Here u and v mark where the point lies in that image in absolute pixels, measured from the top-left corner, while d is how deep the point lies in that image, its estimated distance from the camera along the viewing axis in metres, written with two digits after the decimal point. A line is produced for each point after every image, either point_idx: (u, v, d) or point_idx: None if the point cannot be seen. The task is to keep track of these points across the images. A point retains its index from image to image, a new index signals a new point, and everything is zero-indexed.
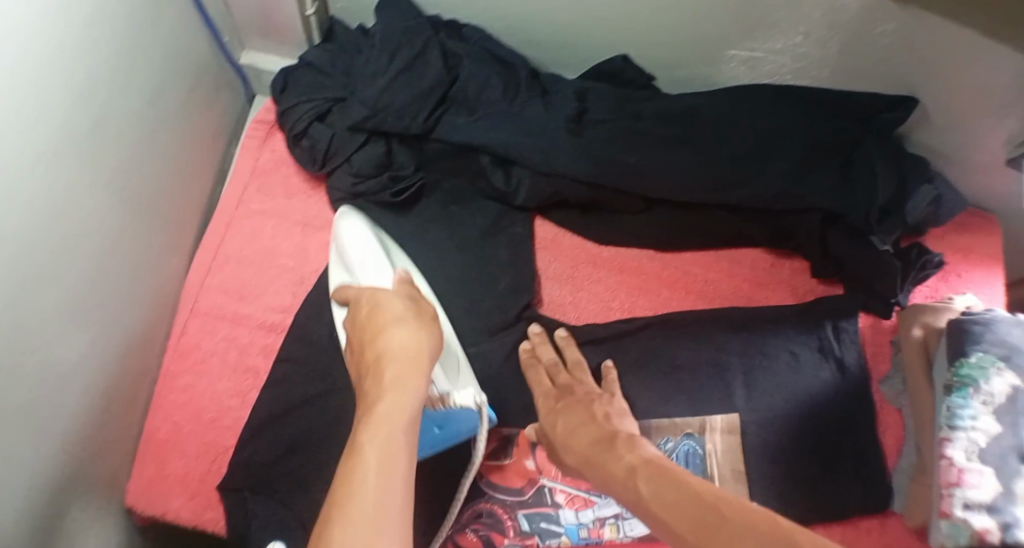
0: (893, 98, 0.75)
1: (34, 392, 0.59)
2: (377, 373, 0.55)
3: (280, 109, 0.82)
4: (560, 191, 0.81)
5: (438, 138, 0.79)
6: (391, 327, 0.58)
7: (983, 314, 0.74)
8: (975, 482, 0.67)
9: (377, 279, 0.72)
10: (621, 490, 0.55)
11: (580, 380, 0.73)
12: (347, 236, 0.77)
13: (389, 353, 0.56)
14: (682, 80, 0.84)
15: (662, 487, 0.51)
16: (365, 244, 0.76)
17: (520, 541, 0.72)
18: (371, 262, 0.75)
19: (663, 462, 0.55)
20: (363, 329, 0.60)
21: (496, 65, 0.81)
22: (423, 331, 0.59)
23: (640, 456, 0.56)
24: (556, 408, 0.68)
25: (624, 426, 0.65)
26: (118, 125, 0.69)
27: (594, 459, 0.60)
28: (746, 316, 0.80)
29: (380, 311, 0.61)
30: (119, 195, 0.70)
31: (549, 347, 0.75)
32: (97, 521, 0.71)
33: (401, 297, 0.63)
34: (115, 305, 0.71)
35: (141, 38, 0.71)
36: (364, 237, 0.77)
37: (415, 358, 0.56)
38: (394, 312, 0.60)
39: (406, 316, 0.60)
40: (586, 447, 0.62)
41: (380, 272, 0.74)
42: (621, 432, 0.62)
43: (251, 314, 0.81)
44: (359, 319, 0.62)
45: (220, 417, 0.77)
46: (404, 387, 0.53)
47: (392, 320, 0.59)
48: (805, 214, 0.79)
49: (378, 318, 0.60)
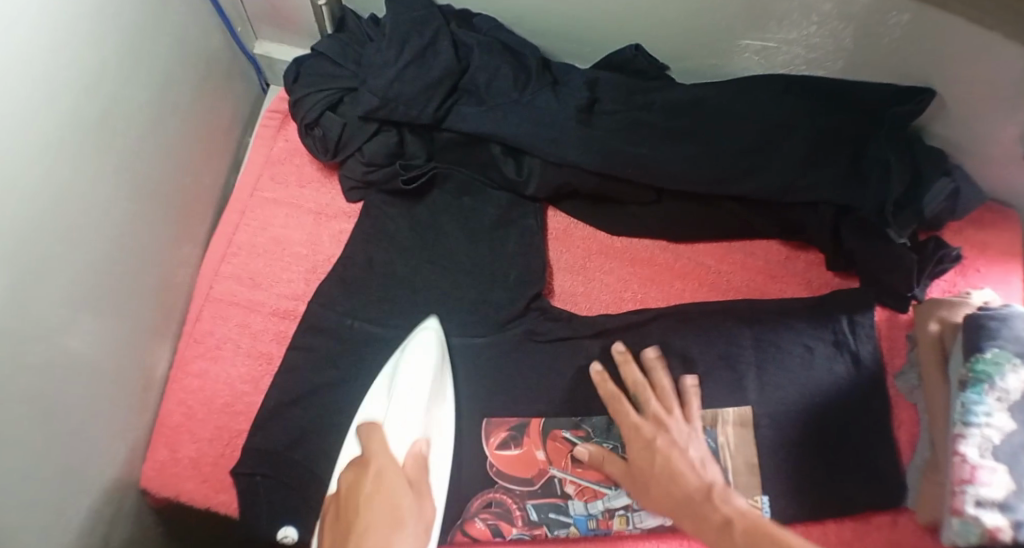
0: (911, 89, 0.74)
1: (46, 379, 0.61)
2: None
3: (291, 99, 0.81)
4: (570, 181, 0.80)
5: (448, 127, 0.79)
6: (372, 504, 0.62)
7: (1000, 309, 0.73)
8: (987, 480, 0.67)
9: (400, 437, 0.69)
10: (717, 541, 0.57)
11: (656, 420, 0.70)
12: (406, 361, 0.72)
13: (368, 515, 0.61)
14: (694, 70, 0.83)
15: (759, 546, 0.54)
16: (420, 378, 0.71)
17: (529, 530, 0.72)
18: (405, 411, 0.70)
19: (765, 524, 0.56)
20: (351, 494, 0.63)
21: (507, 55, 0.80)
22: (405, 529, 0.61)
23: (725, 515, 0.58)
24: (647, 444, 0.68)
25: (712, 476, 0.64)
26: (128, 116, 0.69)
27: (688, 509, 0.61)
28: (758, 308, 0.79)
29: (378, 476, 0.65)
30: (129, 186, 0.71)
31: (637, 369, 0.73)
32: (112, 503, 0.73)
33: (398, 472, 0.66)
34: (127, 293, 0.72)
35: (150, 32, 0.71)
36: (418, 370, 0.72)
37: (396, 514, 0.62)
38: (386, 487, 0.64)
39: (398, 513, 0.62)
40: (681, 499, 0.62)
41: (410, 423, 0.70)
42: (711, 493, 0.61)
43: (263, 301, 0.81)
44: (346, 491, 0.64)
45: (232, 402, 0.78)
46: (390, 526, 0.61)
47: (375, 497, 0.63)
48: (817, 207, 0.78)
49: (371, 497, 0.63)
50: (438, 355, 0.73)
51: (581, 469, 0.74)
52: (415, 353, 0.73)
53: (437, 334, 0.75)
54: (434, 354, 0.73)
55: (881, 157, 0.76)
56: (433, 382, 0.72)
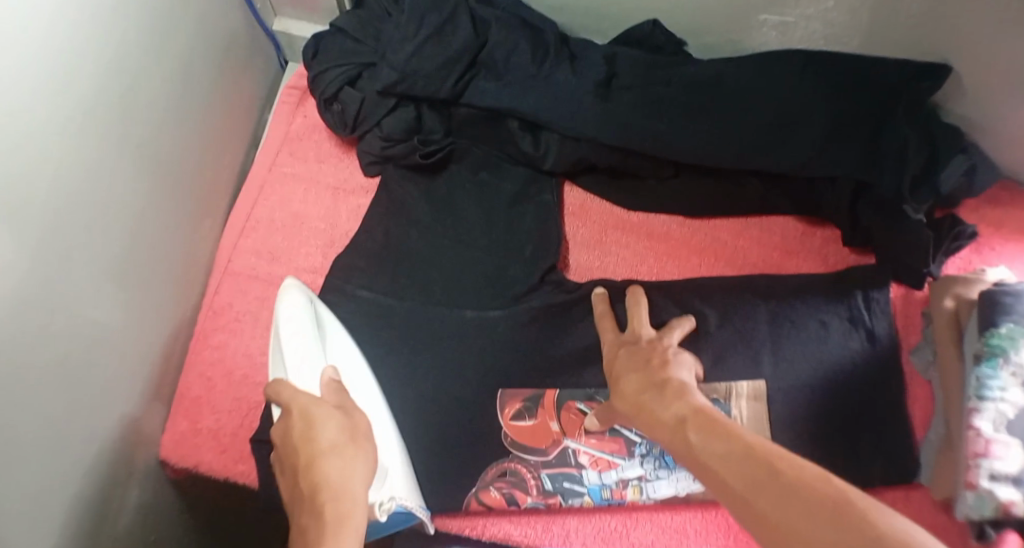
0: (924, 65, 0.75)
1: (70, 340, 0.62)
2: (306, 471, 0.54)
3: (310, 74, 0.82)
4: (587, 156, 0.80)
5: (465, 103, 0.79)
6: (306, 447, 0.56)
7: (1013, 285, 0.73)
8: (1002, 454, 0.68)
9: (308, 380, 0.68)
10: (672, 432, 0.53)
11: (641, 333, 0.71)
12: (282, 319, 0.71)
13: (308, 460, 0.55)
14: (712, 46, 0.84)
15: (712, 436, 0.49)
16: (301, 325, 0.71)
17: (543, 499, 0.73)
18: (303, 357, 0.69)
19: (713, 413, 0.52)
20: (284, 444, 0.57)
21: (525, 31, 0.80)
22: (341, 462, 0.55)
23: (691, 405, 0.54)
24: (619, 354, 0.69)
25: (682, 375, 0.62)
26: (152, 87, 0.70)
27: (646, 402, 0.59)
28: (774, 284, 0.80)
29: (305, 419, 0.59)
30: (153, 156, 0.72)
31: (641, 293, 0.75)
32: (133, 470, 0.74)
33: (314, 405, 0.60)
34: (149, 262, 0.73)
35: (173, 7, 0.72)
36: (292, 323, 0.71)
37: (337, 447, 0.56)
38: (313, 427, 0.58)
39: (342, 445, 0.57)
40: (636, 394, 0.61)
41: (312, 367, 0.68)
42: (678, 381, 0.60)
43: (282, 275, 0.82)
44: (281, 440, 0.58)
45: (252, 374, 0.79)
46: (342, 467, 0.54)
47: (306, 449, 0.56)
48: (834, 182, 0.79)
49: (305, 438, 0.57)
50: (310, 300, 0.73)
51: (596, 440, 0.75)
52: (291, 306, 0.72)
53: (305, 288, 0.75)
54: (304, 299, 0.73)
55: (898, 135, 0.75)
56: (313, 325, 0.72)
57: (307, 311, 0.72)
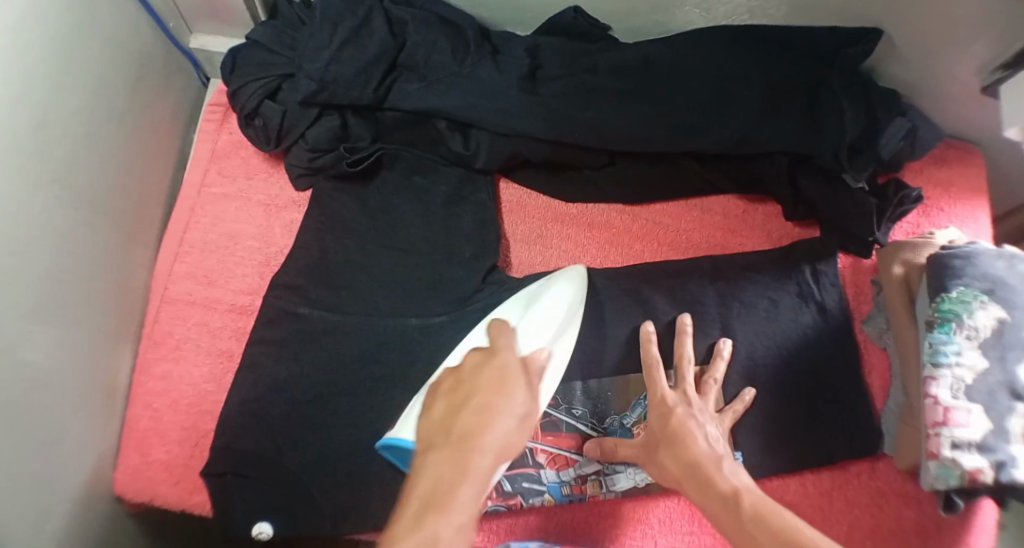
0: (854, 31, 0.73)
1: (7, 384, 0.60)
2: (467, 401, 0.49)
3: (229, 90, 0.80)
4: (520, 151, 0.79)
5: (389, 107, 0.78)
6: (486, 388, 0.50)
7: (964, 247, 0.71)
8: (963, 421, 0.66)
9: (528, 342, 0.67)
10: (722, 513, 0.55)
11: (684, 395, 0.68)
12: (547, 298, 0.71)
13: (485, 401, 0.49)
14: (638, 29, 0.82)
15: (760, 521, 0.51)
16: (551, 317, 0.70)
17: (503, 501, 0.72)
18: (537, 327, 0.69)
19: (767, 499, 0.53)
20: (455, 377, 0.53)
21: (444, 28, 0.78)
22: (512, 408, 0.49)
23: (734, 485, 0.56)
24: (665, 408, 0.67)
25: (723, 450, 0.62)
26: (64, 118, 0.68)
27: (695, 475, 0.59)
28: (722, 265, 0.78)
29: (506, 384, 0.51)
30: (73, 189, 0.70)
31: (687, 341, 0.72)
32: (86, 512, 0.72)
33: (516, 372, 0.53)
34: (80, 298, 0.71)
35: (73, 27, 0.69)
36: (557, 305, 0.71)
37: (492, 411, 0.48)
38: (495, 379, 0.51)
39: (494, 380, 0.51)
40: (685, 461, 0.61)
41: (535, 338, 0.67)
42: (713, 461, 0.60)
43: (221, 298, 0.81)
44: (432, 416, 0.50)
45: (198, 402, 0.77)
46: (491, 467, 0.46)
47: (482, 401, 0.49)
48: (772, 156, 0.77)
49: (486, 386, 0.50)
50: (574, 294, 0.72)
51: (553, 436, 0.73)
52: (561, 289, 0.72)
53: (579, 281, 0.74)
54: (569, 295, 0.72)
55: (835, 100, 0.74)
56: (557, 329, 0.69)
57: (566, 305, 0.71)
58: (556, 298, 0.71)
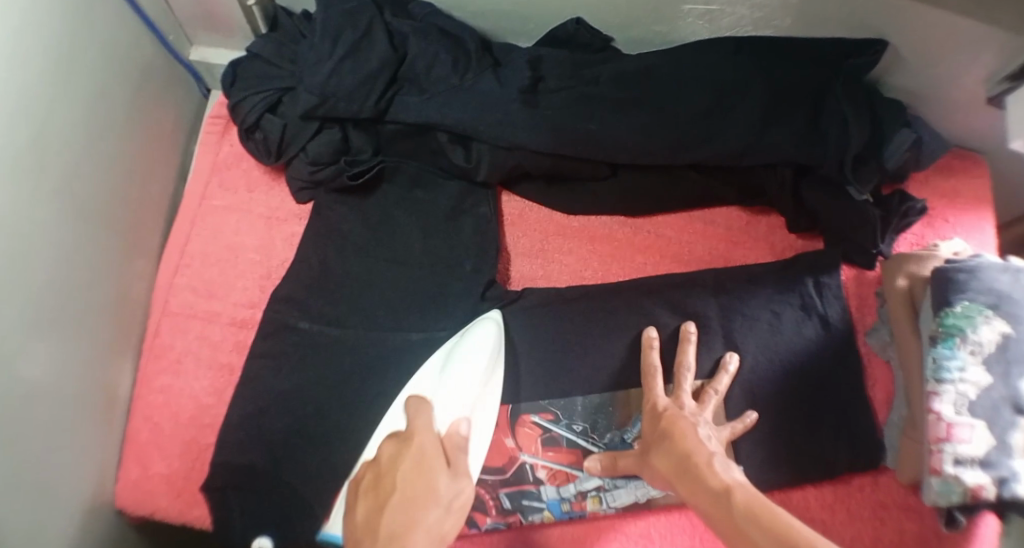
0: (859, 41, 0.73)
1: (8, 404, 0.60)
2: (382, 503, 0.56)
3: (230, 102, 0.80)
4: (521, 163, 0.79)
5: (392, 119, 0.77)
6: (404, 485, 0.57)
7: (968, 261, 0.70)
8: (966, 437, 0.65)
9: (445, 412, 0.68)
10: (712, 510, 0.53)
11: (678, 400, 0.68)
12: (465, 347, 0.72)
13: (403, 501, 0.55)
14: (640, 39, 0.81)
15: (750, 518, 0.49)
16: (470, 370, 0.70)
17: (503, 518, 0.72)
18: (456, 391, 0.69)
19: (758, 496, 0.51)
20: (382, 466, 0.60)
21: (446, 40, 0.77)
22: (433, 502, 0.55)
23: (725, 481, 0.54)
24: (660, 414, 0.66)
25: (716, 447, 0.61)
26: (65, 133, 0.68)
27: (685, 471, 0.58)
28: (723, 276, 0.78)
29: (423, 474, 0.58)
30: (73, 205, 0.70)
31: (688, 347, 0.72)
32: (86, 525, 0.72)
33: (433, 454, 0.60)
34: (80, 313, 0.71)
35: (75, 40, 0.69)
36: (474, 354, 0.71)
37: (413, 507, 0.55)
38: (423, 456, 0.59)
39: (419, 464, 0.58)
40: (675, 461, 0.60)
41: (455, 402, 0.69)
42: (705, 457, 0.58)
43: (221, 311, 0.80)
44: (360, 522, 0.57)
45: (199, 416, 0.77)
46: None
47: (400, 503, 0.55)
48: (775, 168, 0.77)
49: (405, 482, 0.57)
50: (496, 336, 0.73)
51: (554, 452, 0.73)
52: (481, 334, 0.73)
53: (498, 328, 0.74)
54: (490, 339, 0.73)
55: (836, 111, 0.73)
56: (485, 373, 0.71)
57: (486, 352, 0.72)
58: (472, 352, 0.71)
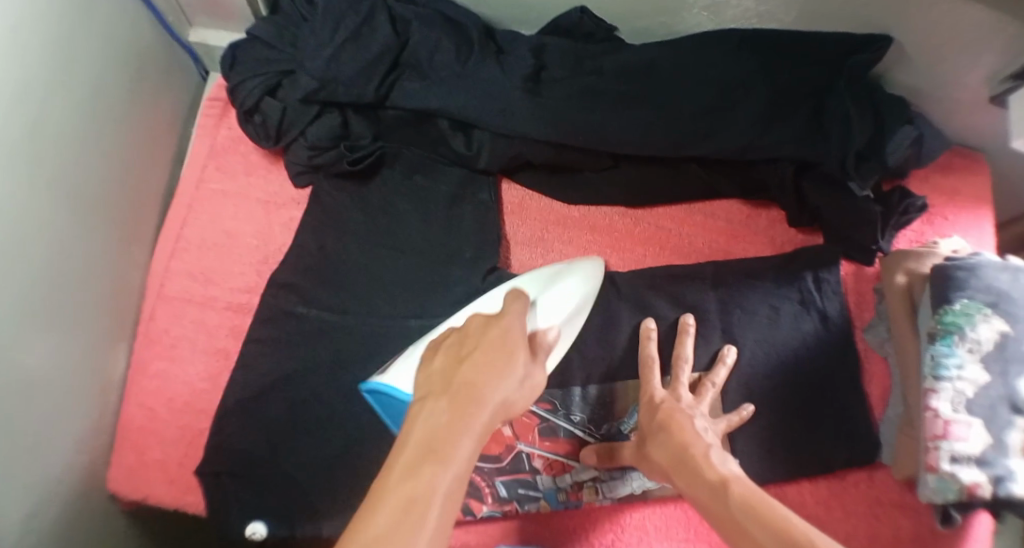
0: (865, 37, 0.72)
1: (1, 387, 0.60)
2: (463, 358, 0.48)
3: (228, 86, 0.79)
4: (522, 152, 0.78)
5: (392, 105, 0.77)
6: (490, 350, 0.49)
7: (968, 259, 0.70)
8: (963, 435, 0.66)
9: (544, 314, 0.67)
10: (709, 502, 0.53)
11: (675, 393, 0.68)
12: (569, 278, 0.71)
13: (486, 358, 0.48)
14: (644, 30, 0.81)
15: (746, 512, 0.49)
16: (574, 296, 0.70)
17: (499, 507, 0.71)
18: (556, 304, 0.69)
19: (756, 490, 0.51)
20: (475, 319, 0.53)
21: (448, 27, 0.77)
22: (513, 375, 0.48)
23: (723, 474, 0.54)
24: (656, 406, 0.66)
25: (713, 440, 0.61)
26: (63, 115, 0.67)
27: (683, 464, 0.58)
28: (723, 270, 0.77)
29: (510, 340, 0.50)
30: (69, 186, 0.69)
31: (685, 343, 0.72)
32: (78, 510, 0.71)
33: (521, 336, 0.51)
34: (74, 295, 0.70)
35: (73, 19, 0.68)
36: (571, 295, 0.70)
37: (496, 369, 0.47)
38: (510, 329, 0.52)
39: (508, 333, 0.50)
40: (673, 453, 0.60)
41: (552, 313, 0.68)
42: (703, 450, 0.58)
43: (217, 296, 0.80)
44: (432, 370, 0.49)
45: (194, 401, 0.76)
46: (481, 430, 0.45)
47: (483, 363, 0.48)
48: (776, 163, 0.77)
49: (487, 347, 0.49)
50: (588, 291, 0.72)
51: (550, 442, 0.73)
52: (581, 270, 0.73)
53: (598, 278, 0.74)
54: (591, 279, 0.73)
55: (839, 108, 0.74)
56: (583, 301, 0.71)
57: (586, 286, 0.72)
58: (576, 276, 0.72)
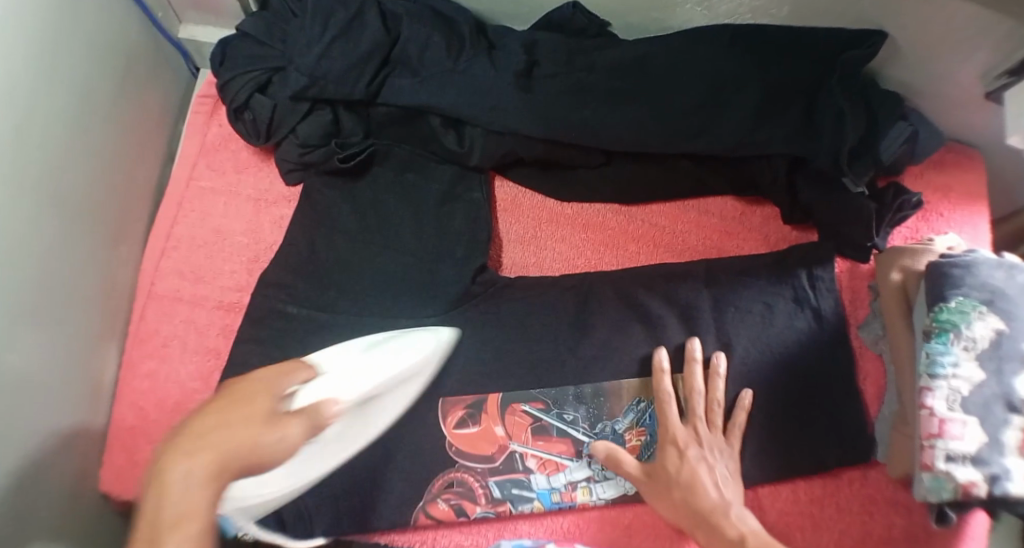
0: (857, 34, 0.71)
1: None
2: (178, 447, 0.49)
3: (219, 83, 0.78)
4: (513, 150, 0.78)
5: (383, 102, 0.77)
6: (217, 429, 0.50)
7: (963, 256, 0.70)
8: (958, 433, 0.65)
9: (327, 389, 0.61)
10: None
11: (694, 431, 0.70)
12: (391, 344, 0.69)
13: (218, 439, 0.50)
14: (637, 26, 0.80)
15: None
16: (396, 361, 0.68)
17: (492, 508, 0.71)
18: (368, 371, 0.65)
19: None
20: (232, 390, 0.55)
21: (438, 22, 0.76)
22: (235, 431, 0.51)
23: (742, 532, 0.63)
24: (672, 448, 0.69)
25: (729, 491, 0.67)
26: (49, 118, 0.66)
27: (704, 521, 0.65)
28: (715, 268, 0.77)
29: (237, 400, 0.54)
30: (55, 189, 0.68)
31: (698, 377, 0.71)
32: (71, 511, 0.71)
33: (280, 388, 0.58)
34: (63, 299, 0.70)
35: (59, 14, 0.68)
36: (403, 354, 0.68)
37: (168, 487, 0.47)
38: (270, 390, 0.57)
39: (250, 414, 0.53)
40: (694, 507, 0.66)
41: (352, 382, 0.63)
42: (722, 506, 0.65)
43: (207, 295, 0.79)
44: (189, 429, 0.51)
45: (185, 400, 0.76)
46: (234, 467, 0.50)
47: (219, 424, 0.51)
48: (769, 160, 0.76)
49: (219, 435, 0.50)
50: (426, 358, 0.70)
51: (543, 441, 0.72)
52: (411, 338, 0.70)
53: (441, 348, 0.71)
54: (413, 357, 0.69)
55: (833, 105, 0.72)
56: (406, 372, 0.68)
57: (406, 360, 0.69)
58: (393, 351, 0.68)
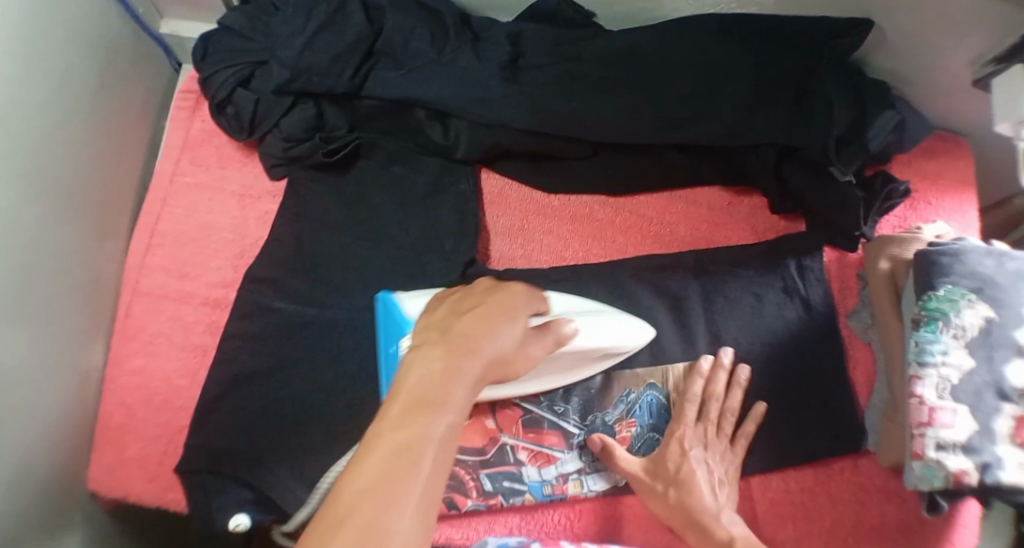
0: (845, 22, 0.71)
1: None
2: (449, 345, 0.47)
3: (201, 77, 0.78)
4: (501, 141, 0.77)
5: (367, 95, 0.76)
6: (470, 328, 0.49)
7: (952, 244, 0.69)
8: (947, 422, 0.64)
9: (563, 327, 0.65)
10: None
11: (704, 434, 0.70)
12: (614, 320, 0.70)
13: (469, 340, 0.47)
14: (621, 16, 0.80)
15: None
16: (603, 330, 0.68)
17: (484, 500, 0.70)
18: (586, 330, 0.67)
19: None
20: (451, 306, 0.52)
21: (423, 14, 0.76)
22: (492, 337, 0.49)
23: (729, 534, 0.63)
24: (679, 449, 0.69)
25: (722, 495, 0.67)
26: (31, 111, 0.66)
27: (692, 521, 0.65)
28: (704, 259, 0.77)
29: (478, 311, 0.51)
30: (40, 184, 0.68)
31: (719, 383, 0.71)
32: (56, 510, 0.70)
33: (521, 307, 0.54)
34: (48, 295, 0.69)
35: (42, 6, 0.67)
36: (619, 331, 0.69)
37: (433, 387, 0.43)
38: (508, 306, 0.53)
39: (488, 317, 0.50)
40: (685, 507, 0.66)
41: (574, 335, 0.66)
42: (713, 509, 0.66)
43: (193, 292, 0.79)
44: (435, 332, 0.49)
45: (172, 397, 0.75)
46: (474, 372, 0.46)
47: (471, 328, 0.49)
48: (758, 148, 0.75)
49: (467, 331, 0.48)
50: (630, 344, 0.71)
51: (534, 433, 0.72)
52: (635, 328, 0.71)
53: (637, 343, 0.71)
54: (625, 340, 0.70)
55: (824, 95, 0.72)
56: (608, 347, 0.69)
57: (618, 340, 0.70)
58: (619, 329, 0.70)
